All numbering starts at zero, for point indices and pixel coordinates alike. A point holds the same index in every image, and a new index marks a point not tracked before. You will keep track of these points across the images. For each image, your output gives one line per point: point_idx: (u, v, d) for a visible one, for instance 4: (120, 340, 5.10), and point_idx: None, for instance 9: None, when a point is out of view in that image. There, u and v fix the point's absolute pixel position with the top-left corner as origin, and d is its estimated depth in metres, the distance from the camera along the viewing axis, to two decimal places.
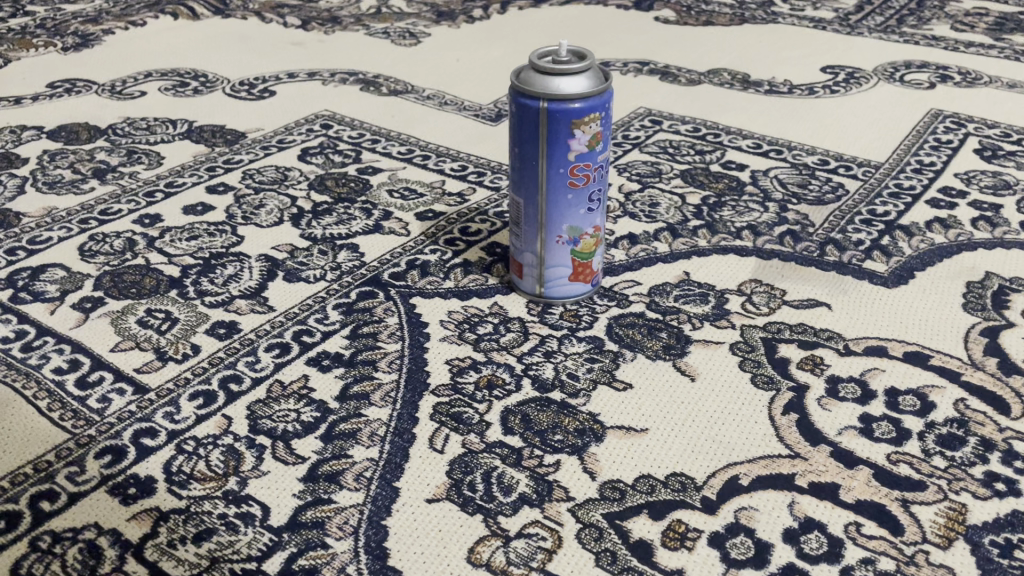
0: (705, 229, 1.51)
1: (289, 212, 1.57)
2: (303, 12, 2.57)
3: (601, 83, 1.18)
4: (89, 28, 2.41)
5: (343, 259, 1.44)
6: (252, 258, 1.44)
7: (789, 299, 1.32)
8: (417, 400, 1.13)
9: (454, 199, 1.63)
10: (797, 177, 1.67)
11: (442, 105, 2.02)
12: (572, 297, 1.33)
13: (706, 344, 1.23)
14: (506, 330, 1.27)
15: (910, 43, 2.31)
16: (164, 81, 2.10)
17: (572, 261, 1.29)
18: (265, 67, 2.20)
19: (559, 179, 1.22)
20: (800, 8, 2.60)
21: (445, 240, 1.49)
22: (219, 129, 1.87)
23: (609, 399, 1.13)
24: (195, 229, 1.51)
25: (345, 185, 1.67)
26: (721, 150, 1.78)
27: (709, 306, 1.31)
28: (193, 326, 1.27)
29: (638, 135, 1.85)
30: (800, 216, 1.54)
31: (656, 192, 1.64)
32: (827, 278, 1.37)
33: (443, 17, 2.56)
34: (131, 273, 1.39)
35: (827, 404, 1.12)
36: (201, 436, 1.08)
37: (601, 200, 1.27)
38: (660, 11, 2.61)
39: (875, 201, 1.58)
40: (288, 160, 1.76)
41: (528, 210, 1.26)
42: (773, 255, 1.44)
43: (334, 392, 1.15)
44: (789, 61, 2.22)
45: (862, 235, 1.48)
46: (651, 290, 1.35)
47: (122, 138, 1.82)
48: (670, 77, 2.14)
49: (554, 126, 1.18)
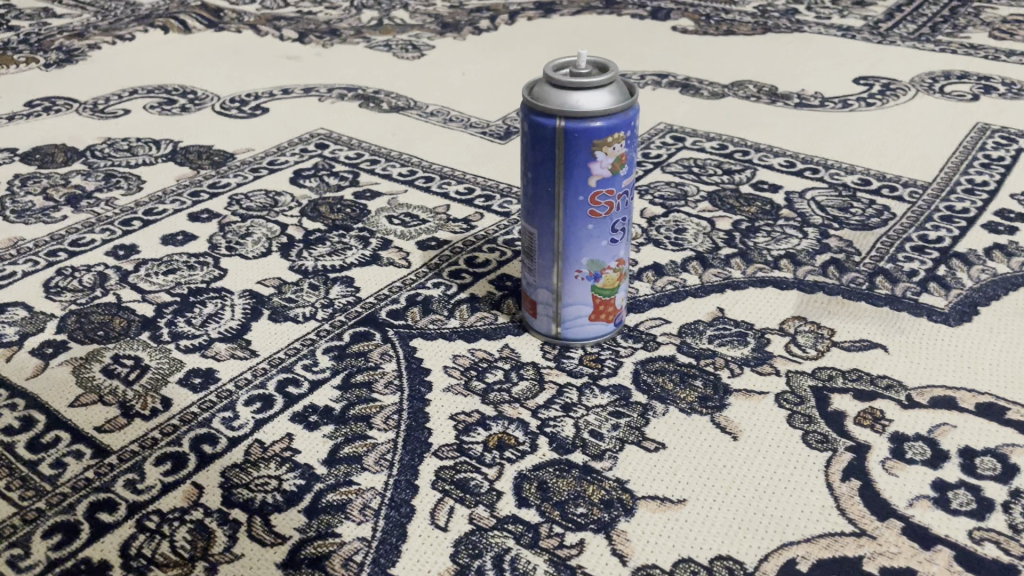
0: (738, 258, 1.36)
1: (277, 241, 1.43)
2: (301, 24, 2.44)
3: (625, 98, 1.03)
4: (74, 43, 2.28)
5: (336, 294, 1.29)
6: (234, 294, 1.29)
7: (839, 340, 1.17)
8: (416, 464, 0.98)
9: (460, 225, 1.48)
10: (836, 199, 1.51)
11: (447, 122, 1.87)
12: (592, 338, 1.17)
13: (747, 394, 1.08)
14: (519, 377, 1.12)
15: (947, 52, 2.16)
16: (150, 99, 1.97)
17: (593, 298, 1.14)
18: (258, 83, 2.06)
19: (579, 206, 1.07)
20: (826, 16, 2.45)
21: (450, 273, 1.35)
22: (206, 150, 1.73)
23: (638, 462, 0.98)
24: (174, 262, 1.37)
25: (340, 211, 1.52)
26: (751, 169, 1.63)
27: (748, 348, 1.16)
28: (165, 375, 1.13)
29: (659, 153, 1.71)
30: (843, 243, 1.39)
31: (682, 216, 1.49)
32: (880, 315, 1.22)
33: (447, 29, 2.42)
34: (100, 312, 1.25)
35: (893, 469, 0.97)
36: (167, 510, 0.93)
37: (625, 230, 1.12)
38: (677, 20, 2.46)
39: (926, 225, 1.43)
40: (280, 183, 1.61)
41: (544, 241, 1.12)
42: (816, 287, 1.28)
43: (321, 455, 1.00)
44: (818, 72, 2.07)
45: (915, 265, 1.33)
46: (682, 330, 1.20)
47: (100, 161, 1.68)
48: (691, 90, 1.99)
49: (572, 147, 1.03)
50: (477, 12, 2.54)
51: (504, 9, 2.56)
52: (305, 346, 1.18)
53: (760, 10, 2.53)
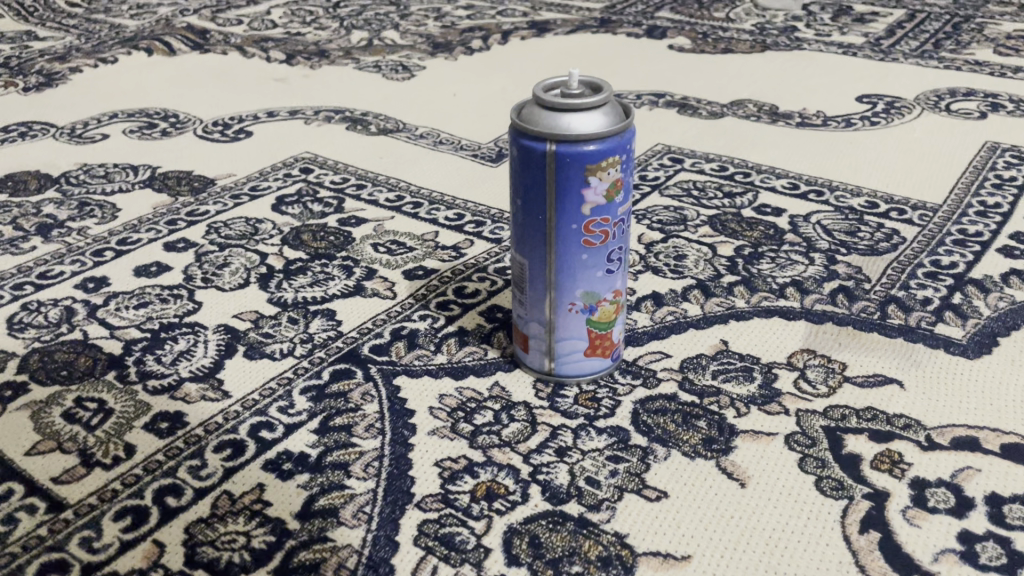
0: (742, 287, 1.29)
1: (256, 272, 1.36)
2: (288, 45, 2.38)
3: (620, 120, 0.97)
4: (55, 66, 2.23)
5: (315, 329, 1.22)
6: (208, 329, 1.22)
7: (852, 375, 1.10)
8: (397, 518, 0.90)
9: (448, 253, 1.41)
10: (843, 223, 1.45)
11: (437, 144, 1.81)
12: (587, 375, 1.10)
13: (755, 436, 1.00)
14: (510, 418, 1.04)
15: (952, 69, 2.10)
16: (130, 123, 1.90)
17: (589, 332, 1.07)
18: (242, 106, 1.99)
19: (572, 235, 1.00)
20: (827, 33, 2.40)
21: (438, 304, 1.27)
22: (185, 176, 1.66)
23: (639, 513, 0.90)
24: (146, 295, 1.29)
25: (324, 238, 1.45)
26: (753, 192, 1.56)
27: (754, 384, 1.09)
28: (129, 420, 1.05)
29: (657, 176, 1.64)
30: (852, 269, 1.32)
31: (682, 242, 1.42)
32: (894, 348, 1.15)
33: (439, 49, 2.36)
34: (64, 350, 1.18)
35: (915, 519, 0.89)
36: (123, 572, 0.85)
37: (621, 259, 1.05)
38: (673, 38, 2.41)
39: (938, 249, 1.36)
40: (261, 210, 1.54)
41: (535, 272, 1.04)
42: (825, 317, 1.21)
43: (295, 508, 0.92)
44: (820, 90, 2.01)
45: (928, 292, 1.26)
46: (684, 365, 1.13)
47: (75, 188, 1.61)
48: (689, 110, 1.93)
49: (564, 172, 0.96)
50: (469, 32, 2.49)
51: (496, 29, 2.50)
52: (282, 385, 1.10)
53: (758, 27, 2.47)
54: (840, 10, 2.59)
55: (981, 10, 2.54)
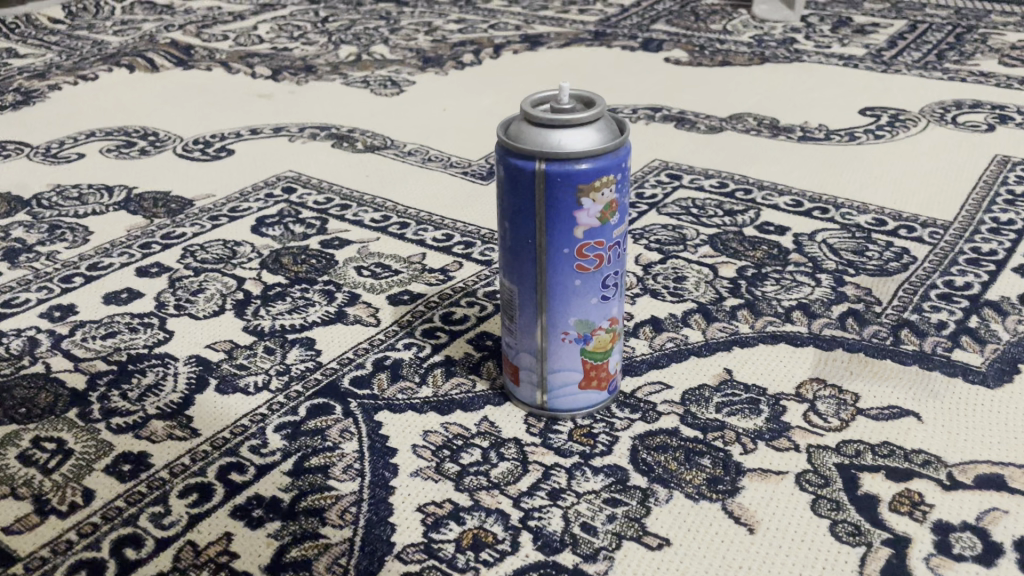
0: (746, 310, 1.22)
1: (232, 298, 1.28)
2: (274, 61, 2.32)
3: (614, 137, 0.90)
4: (33, 84, 2.16)
5: (293, 359, 1.14)
6: (179, 361, 1.14)
7: (865, 407, 1.02)
8: (375, 571, 0.83)
9: (436, 276, 1.34)
10: (850, 242, 1.38)
11: (426, 162, 1.74)
12: (582, 409, 1.02)
13: (763, 475, 0.93)
14: (499, 457, 0.97)
15: (956, 80, 2.04)
16: (108, 142, 1.83)
17: (583, 364, 1.00)
18: (225, 123, 1.93)
19: (563, 260, 0.93)
20: (827, 44, 2.34)
21: (424, 331, 1.20)
22: (163, 197, 1.59)
23: (639, 564, 0.83)
24: (114, 325, 1.22)
25: (305, 262, 1.38)
26: (755, 209, 1.50)
27: (761, 418, 1.01)
28: (90, 462, 0.98)
29: (654, 193, 1.57)
30: (861, 291, 1.25)
31: (681, 262, 1.35)
32: (910, 376, 1.07)
33: (429, 63, 2.30)
34: (23, 385, 1.10)
35: (939, 568, 0.82)
36: None
37: (617, 284, 0.98)
38: (669, 51, 2.35)
39: (951, 269, 1.29)
40: (240, 232, 1.47)
41: (525, 299, 0.97)
42: (834, 343, 1.14)
43: (264, 561, 0.84)
44: (821, 103, 1.95)
45: (943, 315, 1.19)
46: (686, 397, 1.05)
47: (46, 210, 1.54)
48: (686, 124, 1.87)
49: (555, 192, 0.90)
50: (461, 45, 2.43)
51: (488, 43, 2.44)
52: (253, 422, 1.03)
53: (756, 39, 2.41)
54: (839, 21, 2.53)
55: (984, 20, 2.49)
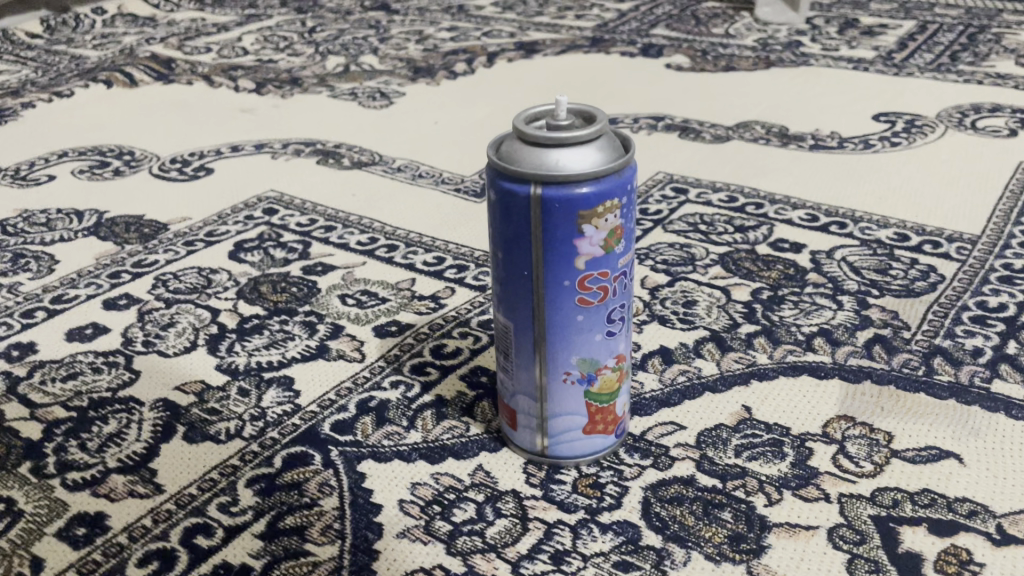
0: (763, 338, 1.12)
1: (205, 332, 1.19)
2: (258, 74, 2.23)
3: (619, 156, 0.80)
4: (6, 102, 2.07)
5: (269, 402, 1.04)
6: (144, 406, 1.05)
7: (900, 449, 0.93)
8: None
9: (426, 304, 1.24)
10: (872, 260, 1.28)
11: (416, 178, 1.65)
12: (587, 455, 0.93)
13: (791, 531, 0.83)
14: (495, 513, 0.87)
15: (972, 83, 1.95)
16: (81, 162, 1.74)
17: (588, 407, 0.90)
18: (204, 140, 1.83)
19: (563, 294, 0.84)
20: (834, 47, 2.25)
21: (413, 367, 1.10)
22: (135, 221, 1.50)
23: None
24: (76, 365, 1.12)
25: (285, 290, 1.28)
26: (768, 225, 1.40)
27: (785, 463, 0.92)
28: (40, 525, 0.88)
29: (658, 209, 1.48)
30: (887, 314, 1.15)
31: (690, 285, 1.25)
32: (947, 411, 0.98)
33: (420, 73, 2.21)
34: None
35: None
36: None
37: (624, 318, 0.88)
38: (670, 56, 2.26)
39: (983, 288, 1.19)
40: (216, 258, 1.38)
41: (522, 336, 0.87)
42: (861, 374, 1.04)
43: None
44: (832, 110, 1.85)
45: (978, 340, 1.09)
46: (701, 439, 0.96)
47: (10, 238, 1.45)
48: (691, 134, 1.77)
49: (553, 220, 0.80)
50: (453, 54, 2.34)
51: (482, 51, 2.35)
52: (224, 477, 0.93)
53: (760, 43, 2.32)
54: (846, 23, 2.44)
55: (996, 19, 2.40)
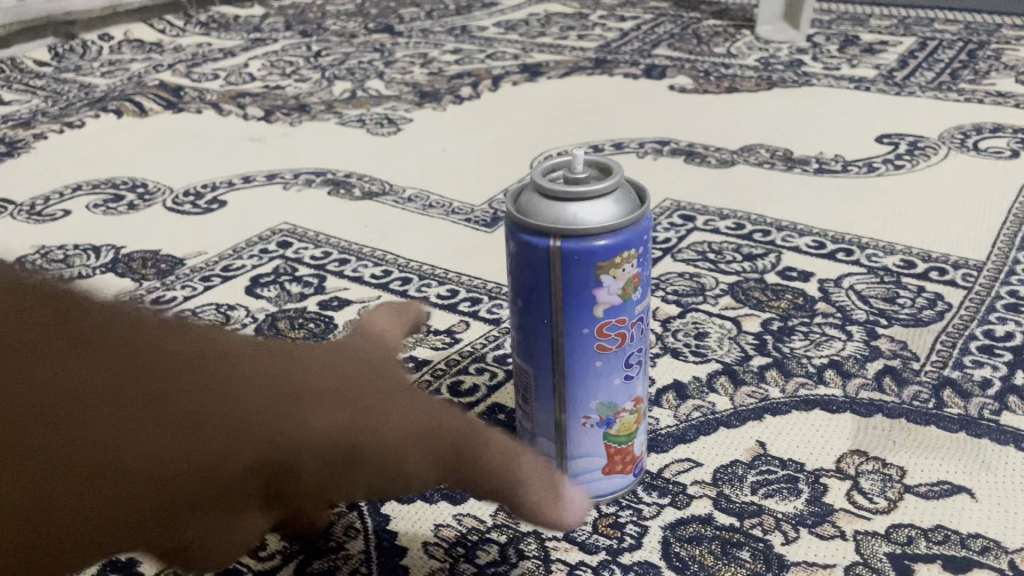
0: (774, 371, 1.14)
1: None
2: (267, 101, 2.25)
3: (635, 208, 0.82)
4: (18, 134, 2.09)
5: None
6: None
7: (913, 484, 0.95)
8: None
9: (442, 339, 1.26)
10: (879, 288, 1.30)
11: (427, 208, 1.67)
12: (607, 495, 0.94)
13: (809, 569, 0.85)
14: (518, 555, 0.89)
15: (972, 102, 1.97)
16: (95, 195, 1.76)
17: (607, 449, 0.92)
18: (216, 171, 1.85)
19: (583, 342, 0.86)
20: (835, 66, 2.27)
21: None
22: (152, 256, 1.52)
23: None
24: None
25: (303, 326, 1.30)
26: (775, 253, 1.42)
27: (801, 500, 0.93)
28: None
29: (667, 237, 1.50)
30: (896, 345, 1.17)
31: (702, 316, 1.27)
32: (958, 444, 0.99)
33: (426, 98, 2.23)
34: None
35: None
36: None
37: (640, 362, 0.90)
38: (674, 77, 2.28)
39: (990, 317, 1.21)
40: (233, 294, 1.40)
41: (542, 383, 0.89)
42: (872, 408, 1.06)
43: None
44: (835, 131, 1.87)
45: (986, 371, 1.11)
46: (717, 476, 0.98)
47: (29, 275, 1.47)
48: (697, 158, 1.79)
49: (572, 271, 0.82)
50: (458, 78, 2.36)
51: (486, 74, 2.38)
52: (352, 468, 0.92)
53: (762, 62, 2.34)
54: (847, 41, 2.46)
55: (995, 35, 2.42)
